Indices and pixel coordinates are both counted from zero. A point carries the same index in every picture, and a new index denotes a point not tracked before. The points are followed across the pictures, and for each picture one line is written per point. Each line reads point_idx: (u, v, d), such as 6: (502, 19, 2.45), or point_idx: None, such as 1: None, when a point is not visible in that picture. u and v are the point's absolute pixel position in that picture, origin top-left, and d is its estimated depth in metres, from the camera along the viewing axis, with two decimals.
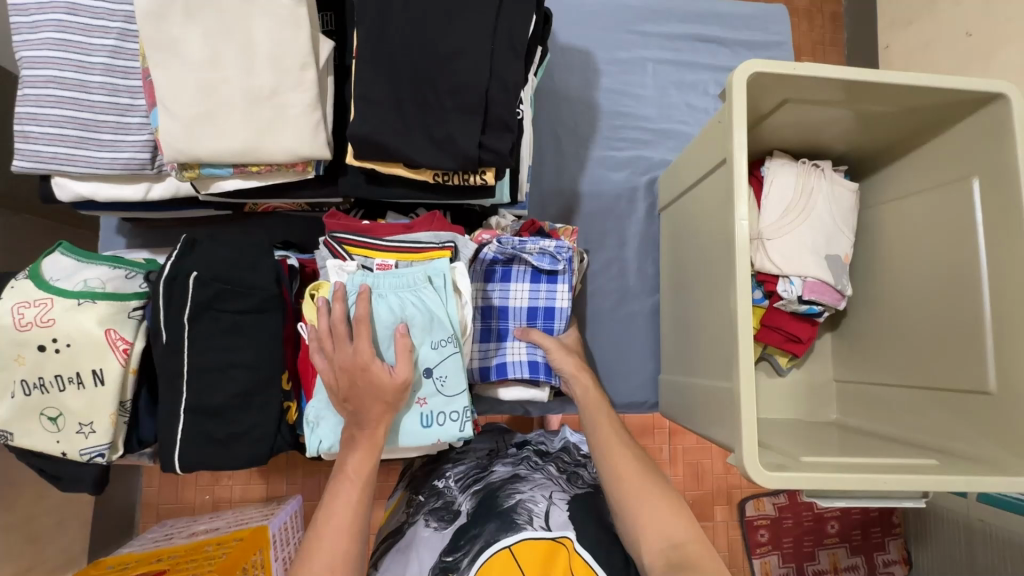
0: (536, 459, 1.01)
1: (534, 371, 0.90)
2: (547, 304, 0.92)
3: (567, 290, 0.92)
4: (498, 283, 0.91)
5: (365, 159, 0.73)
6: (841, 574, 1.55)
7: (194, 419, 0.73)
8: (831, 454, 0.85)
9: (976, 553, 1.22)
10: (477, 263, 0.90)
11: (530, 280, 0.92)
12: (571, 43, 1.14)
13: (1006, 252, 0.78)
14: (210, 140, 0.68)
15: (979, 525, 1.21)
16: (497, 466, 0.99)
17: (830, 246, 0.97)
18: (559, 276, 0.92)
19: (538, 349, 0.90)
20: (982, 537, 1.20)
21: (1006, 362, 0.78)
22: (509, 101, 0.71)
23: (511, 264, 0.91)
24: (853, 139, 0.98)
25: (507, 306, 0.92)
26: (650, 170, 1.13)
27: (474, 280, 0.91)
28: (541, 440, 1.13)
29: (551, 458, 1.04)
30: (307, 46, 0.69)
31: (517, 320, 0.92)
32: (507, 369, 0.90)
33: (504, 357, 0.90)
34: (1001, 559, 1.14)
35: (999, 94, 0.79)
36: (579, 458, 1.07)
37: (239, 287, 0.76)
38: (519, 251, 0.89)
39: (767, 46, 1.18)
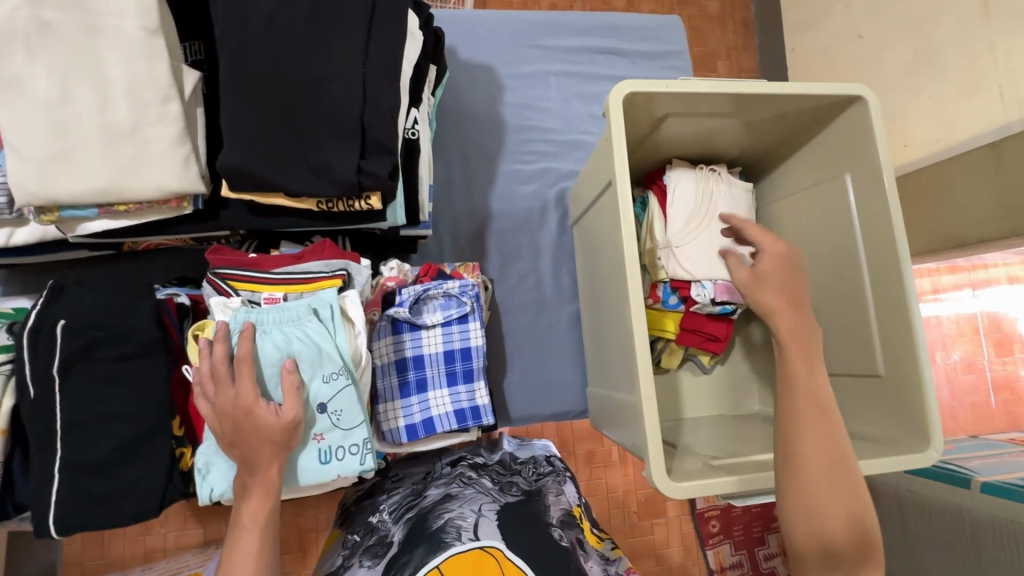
0: (470, 473, 0.97)
1: (462, 418, 0.89)
2: (462, 346, 0.90)
3: (479, 327, 0.91)
4: (408, 333, 0.89)
5: (242, 192, 0.71)
6: None
7: (72, 479, 0.68)
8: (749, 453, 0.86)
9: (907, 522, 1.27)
10: (382, 316, 0.88)
11: (441, 324, 0.90)
12: (472, 61, 1.15)
13: (878, 248, 0.83)
14: (68, 181, 0.65)
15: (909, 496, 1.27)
16: (430, 490, 0.94)
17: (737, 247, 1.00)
18: (469, 316, 0.91)
19: (460, 391, 0.90)
20: (913, 507, 1.25)
21: (889, 347, 0.82)
22: (387, 124, 0.71)
23: (420, 310, 0.90)
24: (743, 144, 1.02)
25: (421, 355, 0.90)
26: (560, 181, 1.15)
27: (383, 336, 0.89)
28: (476, 453, 1.07)
29: (487, 471, 0.99)
30: (167, 78, 0.66)
31: (434, 367, 0.90)
32: (434, 424, 0.88)
33: (429, 412, 0.88)
34: (930, 526, 1.20)
35: (857, 96, 0.84)
36: (516, 468, 1.03)
37: (115, 333, 0.71)
38: (423, 295, 0.89)
39: (664, 56, 1.23)
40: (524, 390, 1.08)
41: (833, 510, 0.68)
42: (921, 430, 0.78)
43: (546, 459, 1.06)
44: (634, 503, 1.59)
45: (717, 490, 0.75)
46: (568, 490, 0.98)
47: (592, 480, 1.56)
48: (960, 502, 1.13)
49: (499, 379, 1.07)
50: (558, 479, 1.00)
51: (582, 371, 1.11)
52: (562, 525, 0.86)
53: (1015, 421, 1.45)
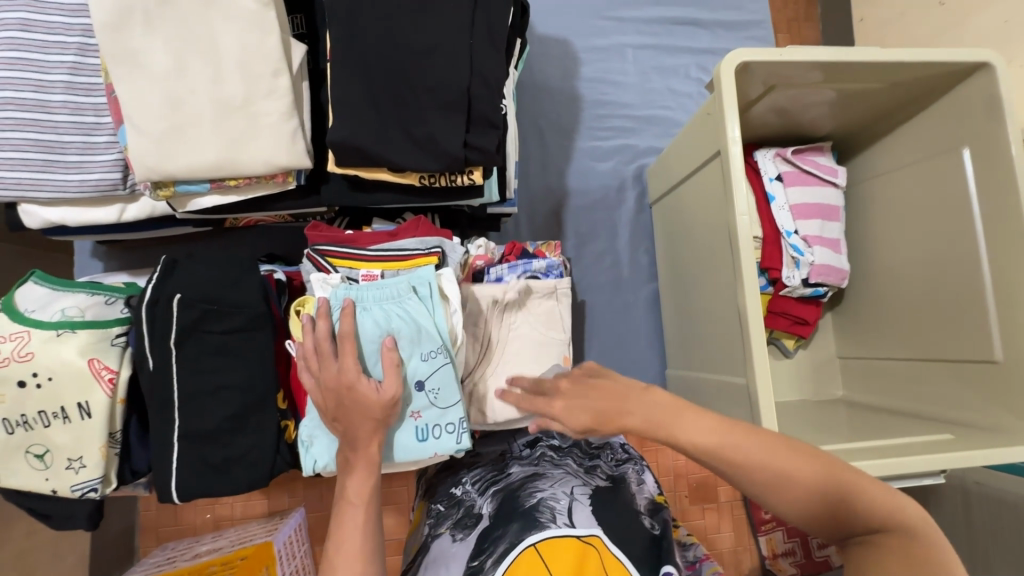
0: (553, 453, 0.97)
1: None
2: None
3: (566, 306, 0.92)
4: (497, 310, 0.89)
5: (348, 166, 0.71)
6: None
7: (190, 446, 0.71)
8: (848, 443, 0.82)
9: None
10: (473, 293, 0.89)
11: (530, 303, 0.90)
12: (547, 34, 1.12)
13: (1003, 226, 0.77)
14: (185, 156, 0.66)
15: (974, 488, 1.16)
16: (513, 467, 0.95)
17: (829, 228, 0.94)
18: None
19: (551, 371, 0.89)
20: None
21: (1010, 333, 0.77)
22: (492, 96, 0.69)
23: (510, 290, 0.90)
24: (838, 119, 0.97)
25: None
26: (637, 157, 1.12)
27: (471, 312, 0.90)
28: (551, 435, 1.07)
29: (566, 453, 0.99)
30: (277, 51, 0.66)
31: None
32: None
33: None
34: None
35: (983, 63, 0.78)
36: (595, 453, 1.01)
37: (224, 307, 0.73)
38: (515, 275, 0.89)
39: (745, 26, 1.17)
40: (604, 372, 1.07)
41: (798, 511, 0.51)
42: None
43: (622, 447, 1.05)
44: (685, 487, 1.57)
45: None
46: (649, 480, 0.95)
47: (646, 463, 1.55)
48: None
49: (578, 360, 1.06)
50: (638, 467, 0.97)
51: (661, 353, 1.08)
52: (651, 513, 0.85)
53: None
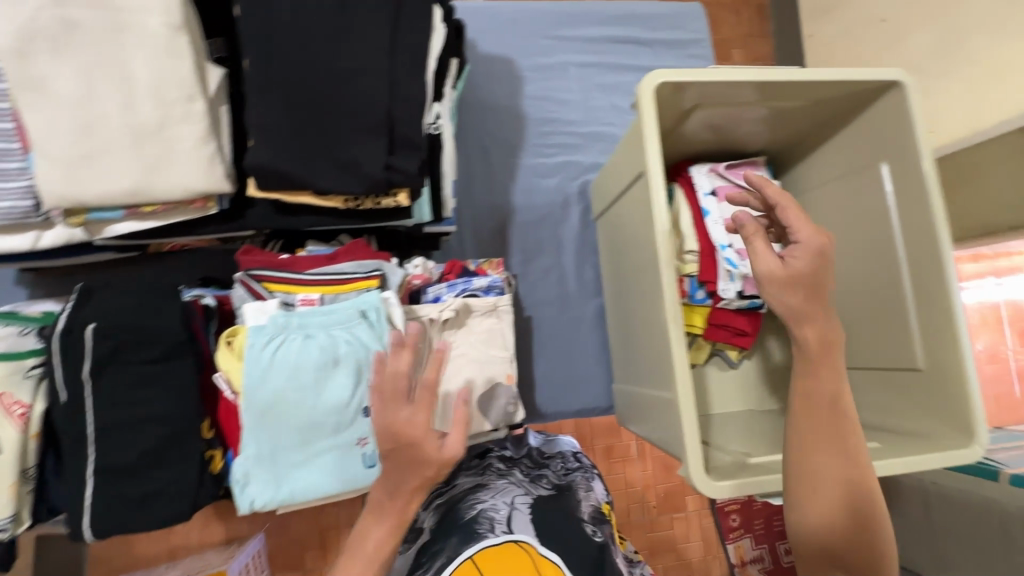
0: (500, 464, 0.96)
1: None
2: None
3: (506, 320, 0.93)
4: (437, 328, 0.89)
5: (269, 190, 0.70)
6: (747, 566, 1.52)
7: (106, 482, 0.68)
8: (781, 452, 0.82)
9: None
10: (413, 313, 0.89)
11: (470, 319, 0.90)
12: (491, 53, 1.12)
13: (919, 238, 0.80)
14: (96, 183, 0.64)
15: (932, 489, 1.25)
16: (460, 479, 0.93)
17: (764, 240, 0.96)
18: None
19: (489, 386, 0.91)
20: None
21: (931, 342, 0.79)
22: (415, 119, 0.70)
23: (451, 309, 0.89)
24: (770, 136, 0.99)
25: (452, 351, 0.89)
26: (582, 174, 1.13)
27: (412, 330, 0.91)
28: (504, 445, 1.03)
29: (516, 463, 0.98)
30: (191, 76, 0.65)
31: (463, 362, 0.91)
32: None
33: None
34: None
35: (894, 82, 0.81)
36: (545, 463, 1.02)
37: (143, 335, 0.71)
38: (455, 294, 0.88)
39: (685, 44, 1.20)
40: (553, 388, 1.07)
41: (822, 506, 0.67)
42: (965, 424, 0.75)
43: (573, 455, 1.05)
44: (652, 498, 1.57)
45: (759, 487, 0.70)
46: (597, 488, 0.98)
47: (611, 474, 1.55)
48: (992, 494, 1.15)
49: (525, 377, 1.06)
50: (587, 474, 1.00)
51: (609, 368, 1.09)
52: (595, 521, 0.86)
53: None
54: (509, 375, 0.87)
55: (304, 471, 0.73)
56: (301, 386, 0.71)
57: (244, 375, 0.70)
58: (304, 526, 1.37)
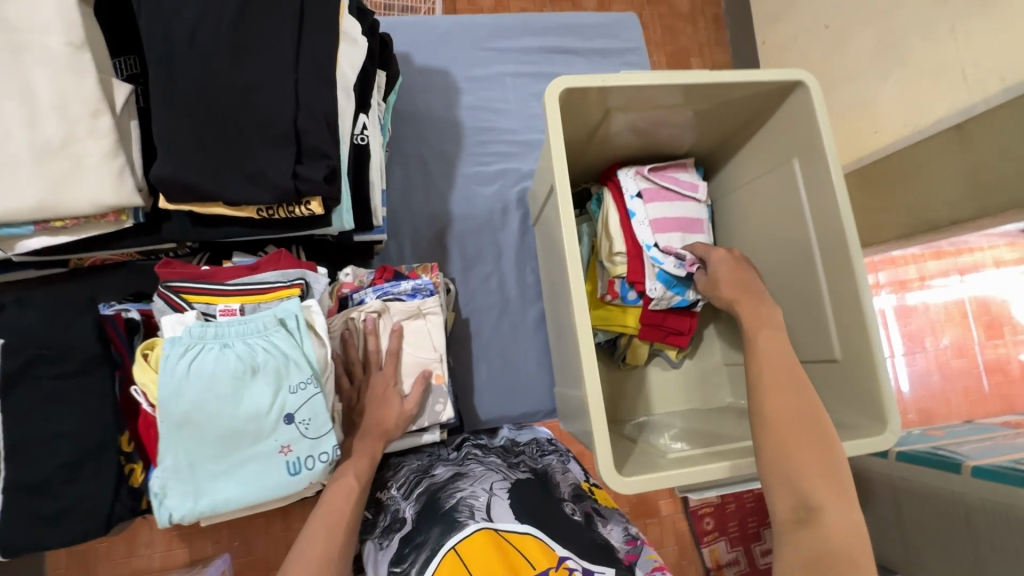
0: (478, 452, 0.97)
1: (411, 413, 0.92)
2: None
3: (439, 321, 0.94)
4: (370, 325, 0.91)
5: (177, 203, 0.70)
6: (723, 569, 1.56)
7: (16, 499, 0.68)
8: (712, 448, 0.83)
9: (904, 512, 1.30)
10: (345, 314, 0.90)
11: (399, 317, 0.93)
12: (427, 66, 1.15)
13: (830, 231, 0.81)
14: (0, 199, 0.65)
15: (900, 483, 1.32)
16: (438, 468, 0.91)
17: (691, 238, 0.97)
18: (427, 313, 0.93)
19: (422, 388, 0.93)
20: (906, 494, 1.30)
21: (847, 332, 0.81)
22: (321, 128, 0.71)
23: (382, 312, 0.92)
24: (694, 138, 1.01)
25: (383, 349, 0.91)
26: (520, 180, 1.15)
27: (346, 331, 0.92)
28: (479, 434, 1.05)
29: (492, 451, 0.98)
30: (95, 92, 0.66)
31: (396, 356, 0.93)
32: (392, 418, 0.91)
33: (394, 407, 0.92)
34: (926, 513, 1.23)
35: (798, 81, 0.83)
36: (520, 449, 1.00)
37: (55, 351, 0.71)
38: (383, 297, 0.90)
39: (620, 52, 1.24)
40: (496, 392, 1.07)
41: (804, 467, 0.64)
42: (878, 411, 0.76)
43: (548, 441, 1.04)
44: (625, 504, 1.56)
45: (672, 482, 0.70)
46: (574, 468, 0.97)
47: None
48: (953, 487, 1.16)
49: (468, 383, 1.06)
50: (563, 457, 0.99)
51: (551, 371, 1.10)
52: (574, 499, 0.87)
53: (1011, 404, 1.59)
54: (438, 374, 0.89)
55: (225, 482, 0.71)
56: (218, 396, 0.70)
57: (158, 389, 0.69)
58: (267, 544, 1.35)
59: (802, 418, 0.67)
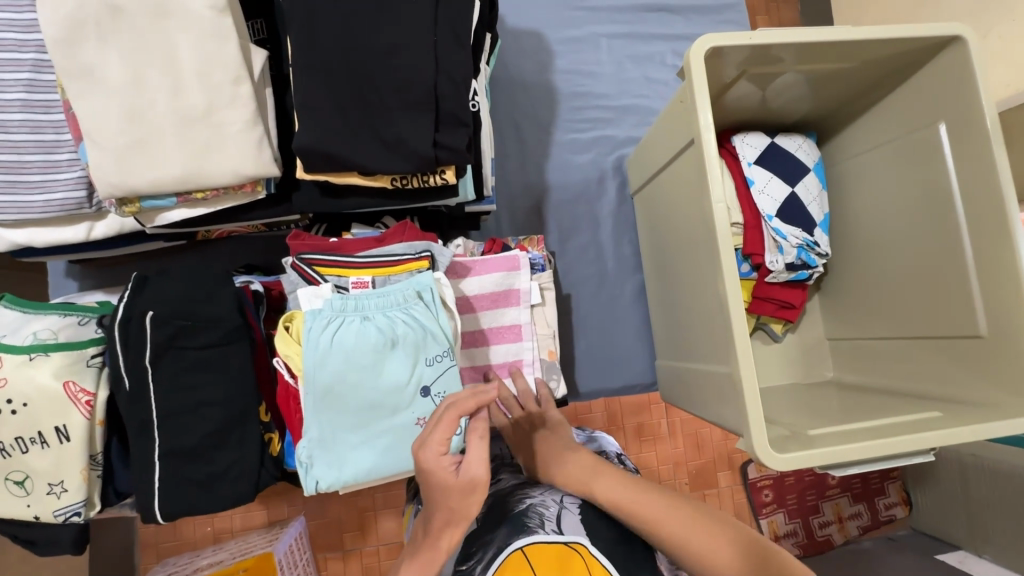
0: None
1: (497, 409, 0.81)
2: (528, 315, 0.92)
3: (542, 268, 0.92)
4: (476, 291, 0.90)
5: (317, 172, 0.69)
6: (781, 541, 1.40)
7: (171, 464, 0.70)
8: (841, 425, 0.80)
9: (972, 486, 1.24)
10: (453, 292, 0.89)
11: None
12: (520, 28, 1.10)
13: (981, 199, 0.76)
14: (149, 171, 0.64)
15: (971, 461, 1.24)
16: (504, 473, 0.87)
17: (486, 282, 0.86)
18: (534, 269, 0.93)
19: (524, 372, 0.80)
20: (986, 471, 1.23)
21: (996, 306, 0.76)
22: (460, 94, 0.69)
23: None
24: (812, 102, 0.96)
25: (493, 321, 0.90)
26: (616, 148, 1.11)
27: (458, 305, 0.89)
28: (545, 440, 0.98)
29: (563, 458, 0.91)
30: (237, 59, 0.64)
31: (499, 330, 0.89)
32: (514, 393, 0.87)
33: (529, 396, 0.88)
34: None
35: (956, 36, 0.77)
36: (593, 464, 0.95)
37: (198, 322, 0.71)
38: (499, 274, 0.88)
39: (719, 10, 1.17)
40: (594, 364, 1.07)
41: None
42: None
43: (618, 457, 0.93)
44: (684, 475, 1.39)
45: (816, 462, 0.68)
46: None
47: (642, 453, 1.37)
48: None
49: (567, 355, 1.06)
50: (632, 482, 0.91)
51: (651, 344, 1.08)
52: None
53: None
54: (551, 351, 0.92)
55: (364, 454, 0.71)
56: (360, 368, 0.69)
57: (303, 360, 0.69)
58: (344, 509, 1.34)
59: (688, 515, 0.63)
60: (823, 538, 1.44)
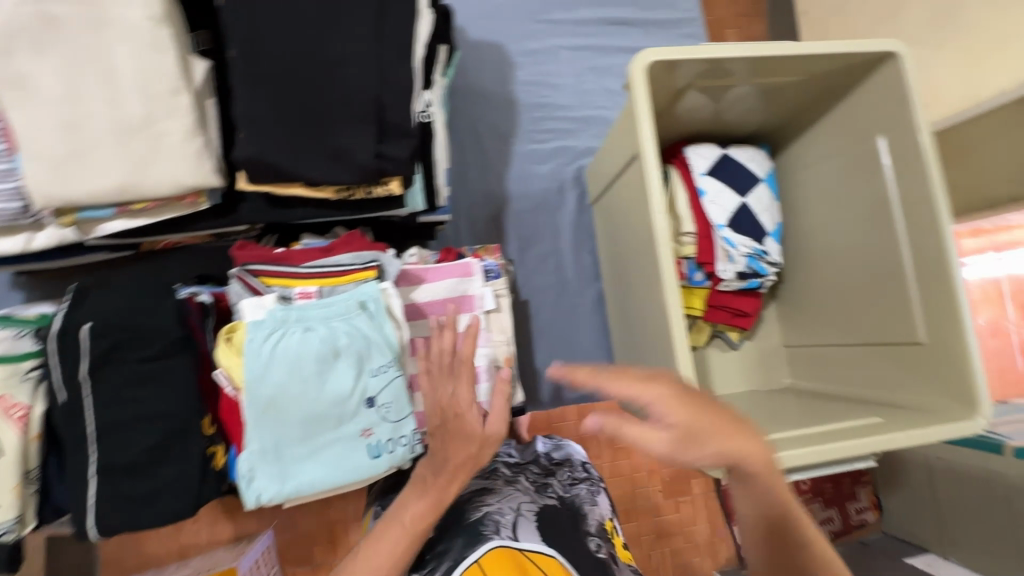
0: (506, 467, 0.89)
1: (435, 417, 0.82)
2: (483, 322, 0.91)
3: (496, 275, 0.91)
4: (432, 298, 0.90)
5: (260, 182, 0.69)
6: None
7: (108, 479, 0.68)
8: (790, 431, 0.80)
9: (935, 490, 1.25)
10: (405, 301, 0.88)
11: None
12: (481, 39, 1.11)
13: (915, 209, 0.79)
14: (85, 182, 0.64)
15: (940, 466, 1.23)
16: None
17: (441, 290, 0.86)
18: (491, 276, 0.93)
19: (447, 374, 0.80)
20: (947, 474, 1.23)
21: (931, 313, 0.78)
22: (404, 106, 0.69)
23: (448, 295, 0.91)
24: (762, 115, 0.98)
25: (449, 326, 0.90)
26: (576, 159, 1.12)
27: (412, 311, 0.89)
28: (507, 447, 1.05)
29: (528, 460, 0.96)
30: (177, 70, 0.64)
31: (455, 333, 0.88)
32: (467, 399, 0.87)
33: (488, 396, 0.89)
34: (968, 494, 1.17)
35: (891, 52, 0.79)
36: None
37: (139, 334, 0.70)
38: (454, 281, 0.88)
39: (677, 24, 1.19)
40: (554, 373, 1.07)
41: None
42: (966, 396, 0.74)
43: (582, 464, 0.93)
44: (657, 482, 1.41)
45: None
46: (602, 500, 0.87)
47: (615, 462, 1.39)
48: (992, 467, 1.10)
49: (527, 363, 1.06)
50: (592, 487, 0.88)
51: (610, 352, 1.08)
52: (601, 535, 0.78)
53: None
54: (506, 356, 0.89)
55: (309, 466, 0.71)
56: (303, 379, 0.69)
57: (244, 372, 0.68)
58: (310, 521, 1.32)
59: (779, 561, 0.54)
60: None
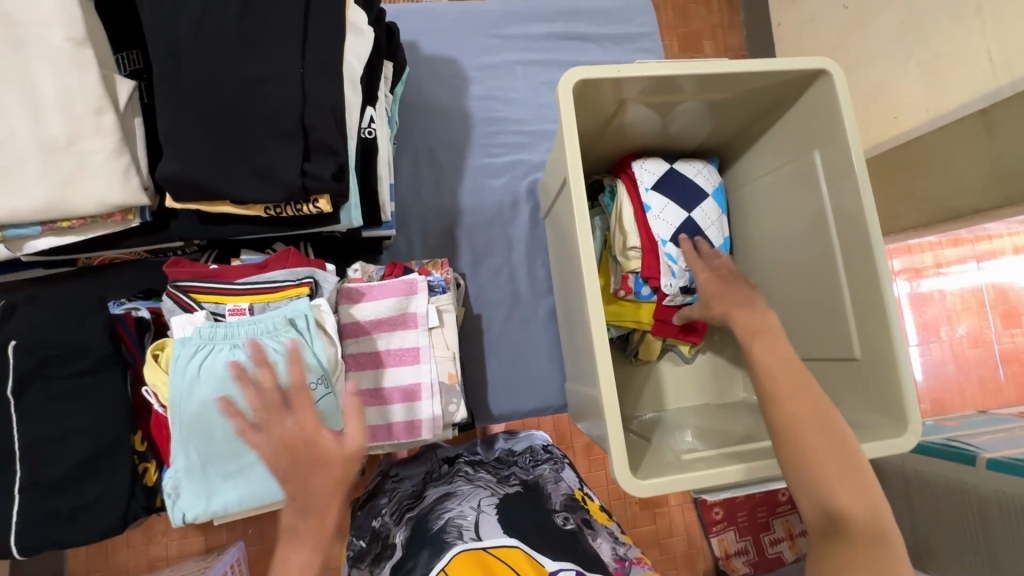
0: (468, 469, 0.98)
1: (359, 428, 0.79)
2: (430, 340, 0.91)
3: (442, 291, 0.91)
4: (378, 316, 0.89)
5: (186, 200, 0.69)
6: (732, 560, 1.43)
7: (32, 496, 0.68)
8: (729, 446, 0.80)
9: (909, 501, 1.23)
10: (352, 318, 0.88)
11: None
12: (434, 54, 1.12)
13: (849, 223, 0.79)
14: (5, 200, 0.63)
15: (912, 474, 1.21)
16: (430, 490, 0.95)
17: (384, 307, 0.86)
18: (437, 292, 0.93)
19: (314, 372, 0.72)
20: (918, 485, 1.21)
21: (866, 328, 0.78)
22: (328, 124, 0.69)
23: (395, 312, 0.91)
24: (708, 130, 0.98)
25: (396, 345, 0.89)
26: (529, 172, 1.12)
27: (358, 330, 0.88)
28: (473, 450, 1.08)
29: (484, 466, 1.01)
30: (99, 90, 0.65)
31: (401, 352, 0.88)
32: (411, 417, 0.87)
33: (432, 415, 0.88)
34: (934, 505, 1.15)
35: (822, 69, 0.80)
36: (513, 460, 1.05)
37: (67, 349, 0.71)
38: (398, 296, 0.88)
39: (632, 39, 1.20)
40: (507, 387, 1.07)
41: (831, 476, 0.63)
42: (898, 412, 0.74)
43: (543, 448, 1.08)
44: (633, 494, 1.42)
45: (690, 484, 0.69)
46: (566, 476, 1.00)
47: (590, 473, 1.38)
48: (967, 479, 1.07)
49: (479, 377, 1.06)
50: (556, 467, 1.02)
51: (562, 365, 1.08)
52: (566, 509, 0.90)
53: None
54: (450, 373, 0.88)
55: (234, 484, 0.71)
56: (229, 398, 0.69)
57: (170, 390, 0.69)
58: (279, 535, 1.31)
59: (819, 416, 0.66)
60: (773, 555, 1.45)
